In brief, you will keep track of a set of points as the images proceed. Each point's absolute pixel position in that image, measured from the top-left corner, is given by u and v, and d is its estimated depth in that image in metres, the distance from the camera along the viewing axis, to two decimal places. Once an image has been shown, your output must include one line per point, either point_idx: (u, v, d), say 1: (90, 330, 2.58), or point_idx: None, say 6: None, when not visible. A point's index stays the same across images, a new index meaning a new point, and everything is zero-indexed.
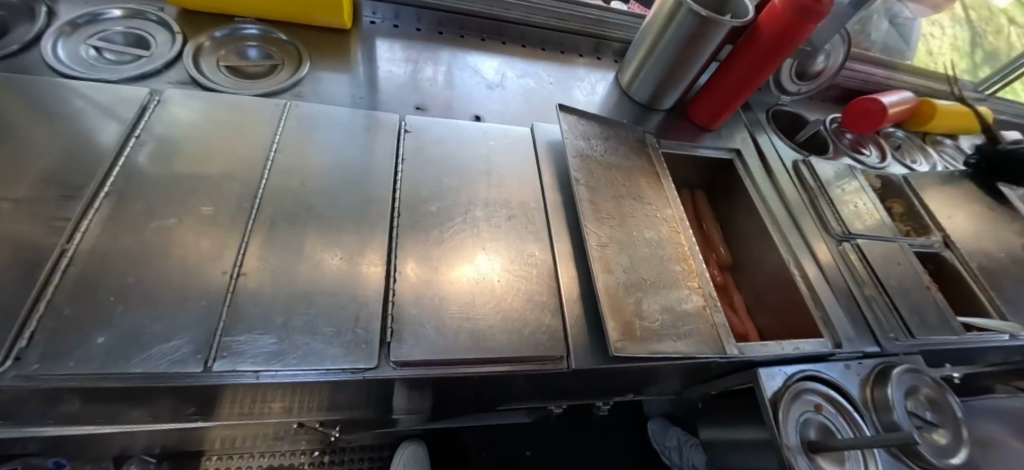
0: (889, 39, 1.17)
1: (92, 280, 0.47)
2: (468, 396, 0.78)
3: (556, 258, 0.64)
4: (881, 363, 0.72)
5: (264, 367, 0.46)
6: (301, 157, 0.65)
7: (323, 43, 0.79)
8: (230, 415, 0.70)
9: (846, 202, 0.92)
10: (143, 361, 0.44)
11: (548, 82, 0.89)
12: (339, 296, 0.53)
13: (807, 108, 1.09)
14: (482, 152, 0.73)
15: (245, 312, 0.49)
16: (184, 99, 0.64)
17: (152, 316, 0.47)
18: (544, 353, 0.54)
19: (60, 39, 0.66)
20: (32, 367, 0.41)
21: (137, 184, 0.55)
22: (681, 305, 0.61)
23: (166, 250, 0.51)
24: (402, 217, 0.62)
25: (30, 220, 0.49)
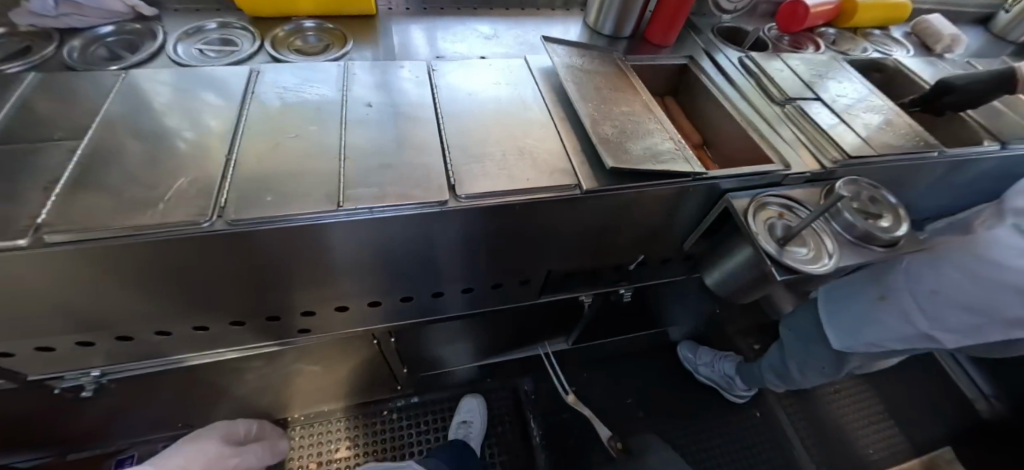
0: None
1: (251, 170, 0.71)
2: (514, 273, 1.00)
3: (561, 132, 0.85)
4: (826, 183, 0.94)
5: (377, 205, 0.69)
6: (364, 92, 0.87)
7: (358, 26, 1.04)
8: (337, 302, 0.92)
9: (786, 80, 1.13)
10: (299, 207, 0.67)
11: (532, 30, 1.12)
12: (413, 165, 0.76)
13: (748, 21, 1.31)
14: (494, 78, 0.95)
15: (353, 179, 0.72)
16: (273, 69, 0.89)
17: (295, 185, 0.70)
18: (562, 183, 0.77)
19: (177, 46, 0.91)
20: (232, 215, 0.64)
21: (260, 119, 0.79)
22: (656, 146, 0.83)
23: (290, 151, 0.75)
24: (445, 118, 0.84)
25: (203, 146, 0.74)
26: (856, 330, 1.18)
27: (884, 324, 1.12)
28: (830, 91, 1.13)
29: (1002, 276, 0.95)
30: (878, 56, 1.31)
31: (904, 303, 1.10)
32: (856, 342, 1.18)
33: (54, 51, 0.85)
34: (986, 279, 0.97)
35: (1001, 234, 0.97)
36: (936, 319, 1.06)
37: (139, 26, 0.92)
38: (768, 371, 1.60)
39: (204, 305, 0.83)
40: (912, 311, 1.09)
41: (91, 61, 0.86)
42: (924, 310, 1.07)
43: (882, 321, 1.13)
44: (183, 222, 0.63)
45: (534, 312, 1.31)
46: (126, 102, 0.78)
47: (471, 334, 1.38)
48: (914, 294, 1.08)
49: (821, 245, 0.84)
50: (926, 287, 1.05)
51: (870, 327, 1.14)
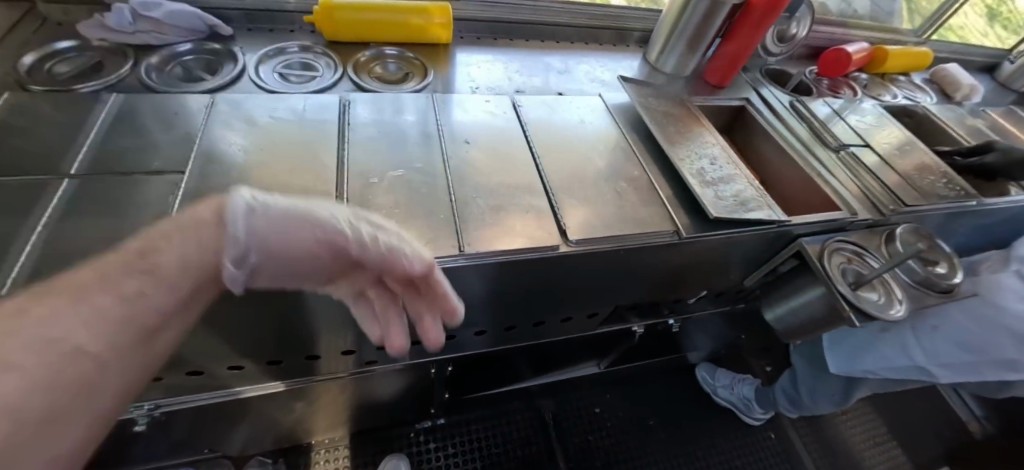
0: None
1: (365, 210, 0.70)
2: (587, 306, 1.01)
3: (651, 175, 0.87)
4: (885, 228, 0.99)
5: (498, 251, 0.69)
6: (460, 128, 0.88)
7: (433, 54, 1.02)
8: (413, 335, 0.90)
9: (834, 125, 1.20)
10: (422, 252, 0.66)
11: (600, 66, 1.14)
12: (520, 207, 0.76)
13: (790, 64, 1.37)
14: (578, 116, 0.97)
15: (468, 223, 0.72)
16: (363, 101, 0.87)
17: (414, 228, 0.69)
18: (663, 229, 0.78)
19: (260, 68, 0.88)
20: (357, 261, 0.63)
21: (363, 155, 0.78)
22: (743, 193, 0.86)
23: (401, 191, 0.74)
24: (542, 158, 0.86)
25: (310, 184, 0.71)
26: (852, 357, 1.18)
27: (884, 354, 1.13)
28: (873, 138, 1.20)
29: (1002, 319, 1.04)
30: (908, 102, 1.40)
31: (904, 337, 1.13)
32: (851, 370, 1.18)
33: (132, 71, 0.80)
34: (983, 320, 1.06)
35: (1007, 278, 1.08)
36: (931, 353, 1.10)
37: (219, 46, 0.89)
38: (778, 393, 1.63)
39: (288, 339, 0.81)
40: (911, 344, 1.12)
41: (171, 83, 0.82)
42: (923, 343, 1.10)
43: (880, 352, 1.14)
44: None
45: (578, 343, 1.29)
46: (221, 130, 0.75)
47: (518, 359, 1.37)
48: (915, 328, 1.13)
49: (891, 291, 0.88)
50: (929, 321, 1.11)
51: (870, 355, 1.15)
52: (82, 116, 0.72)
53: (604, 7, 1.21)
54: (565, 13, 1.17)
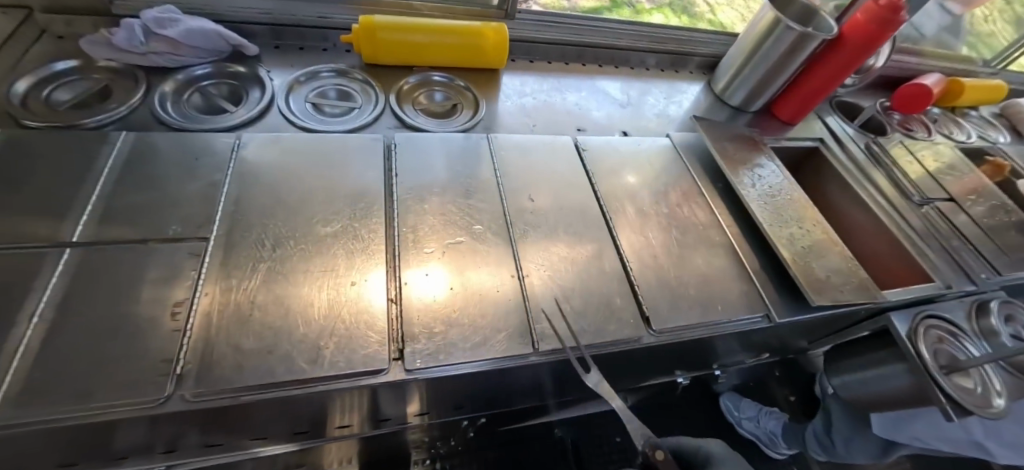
0: (937, 25, 1.31)
1: (419, 291, 0.57)
2: (646, 372, 0.90)
3: (734, 240, 0.76)
4: (977, 299, 0.89)
5: (574, 344, 0.57)
6: (518, 177, 0.75)
7: (482, 82, 0.90)
8: (454, 402, 0.81)
9: (914, 172, 1.08)
10: (487, 348, 0.55)
11: (662, 97, 1.02)
12: (594, 284, 0.64)
13: (861, 96, 1.25)
14: (644, 160, 0.85)
15: (540, 306, 0.60)
16: (409, 140, 0.75)
17: (472, 312, 0.57)
18: (754, 313, 0.68)
19: (290, 97, 0.76)
20: (414, 364, 0.51)
21: (410, 212, 0.65)
22: (836, 266, 0.76)
23: (459, 263, 0.61)
24: (611, 217, 0.73)
25: (350, 250, 0.59)
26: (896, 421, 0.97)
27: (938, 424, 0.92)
28: (957, 187, 1.08)
29: None
30: (983, 143, 1.28)
31: None
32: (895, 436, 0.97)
33: (144, 102, 0.69)
34: None
35: None
36: (996, 429, 0.90)
37: (243, 70, 0.77)
38: (810, 436, 1.54)
39: (315, 418, 0.70)
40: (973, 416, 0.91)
41: (189, 116, 0.71)
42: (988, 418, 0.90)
43: (933, 420, 0.94)
44: (362, 368, 0.50)
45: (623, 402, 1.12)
46: (252, 178, 0.65)
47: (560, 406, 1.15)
48: None
49: (987, 381, 0.79)
50: None
51: (920, 422, 0.94)
52: (87, 158, 0.61)
53: (668, 29, 1.08)
54: (626, 34, 1.05)
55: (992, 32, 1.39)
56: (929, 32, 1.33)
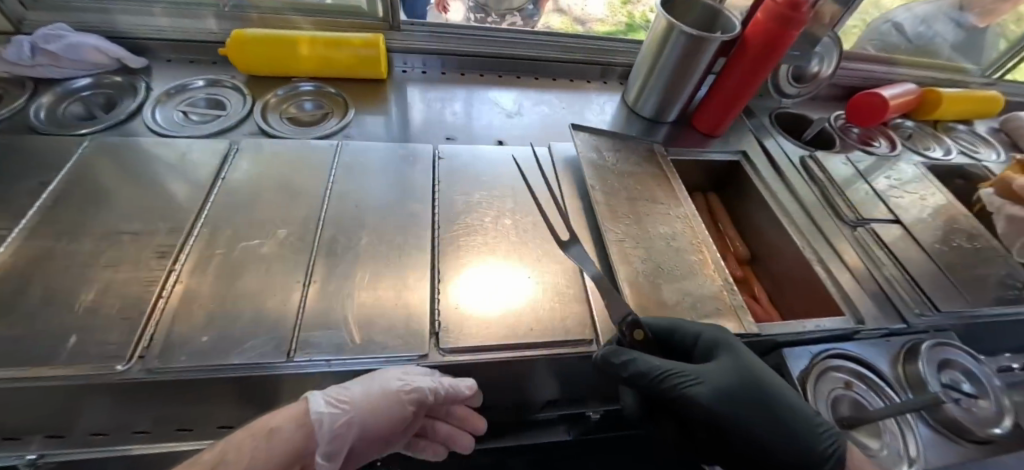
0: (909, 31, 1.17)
1: (191, 294, 0.57)
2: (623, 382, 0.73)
3: (581, 254, 0.69)
4: (908, 340, 0.74)
5: (335, 356, 0.54)
6: (354, 185, 0.73)
7: (362, 91, 0.90)
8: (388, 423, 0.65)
9: (857, 191, 0.95)
10: (239, 354, 0.53)
11: (562, 107, 0.98)
12: (391, 293, 0.60)
13: (811, 108, 1.14)
14: (507, 169, 0.79)
15: (315, 314, 0.57)
16: (254, 147, 0.76)
17: (239, 316, 0.56)
18: (575, 336, 0.60)
19: (157, 107, 0.80)
20: (152, 363, 0.51)
21: (221, 215, 0.65)
22: (700, 290, 0.67)
23: (246, 267, 0.60)
24: (441, 228, 0.69)
25: (141, 248, 0.60)
26: None
27: None
28: (906, 209, 0.94)
29: None
30: (964, 161, 1.11)
31: None
32: None
33: (18, 108, 0.74)
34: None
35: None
36: None
37: (120, 80, 0.83)
38: None
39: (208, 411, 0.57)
40: None
41: (61, 123, 0.76)
42: None
43: None
44: (94, 368, 0.49)
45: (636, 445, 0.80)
46: (82, 180, 0.67)
47: None
48: None
49: (899, 441, 0.65)
50: None
51: None
52: None
53: (578, 38, 1.05)
54: (529, 44, 1.02)
55: (980, 39, 1.24)
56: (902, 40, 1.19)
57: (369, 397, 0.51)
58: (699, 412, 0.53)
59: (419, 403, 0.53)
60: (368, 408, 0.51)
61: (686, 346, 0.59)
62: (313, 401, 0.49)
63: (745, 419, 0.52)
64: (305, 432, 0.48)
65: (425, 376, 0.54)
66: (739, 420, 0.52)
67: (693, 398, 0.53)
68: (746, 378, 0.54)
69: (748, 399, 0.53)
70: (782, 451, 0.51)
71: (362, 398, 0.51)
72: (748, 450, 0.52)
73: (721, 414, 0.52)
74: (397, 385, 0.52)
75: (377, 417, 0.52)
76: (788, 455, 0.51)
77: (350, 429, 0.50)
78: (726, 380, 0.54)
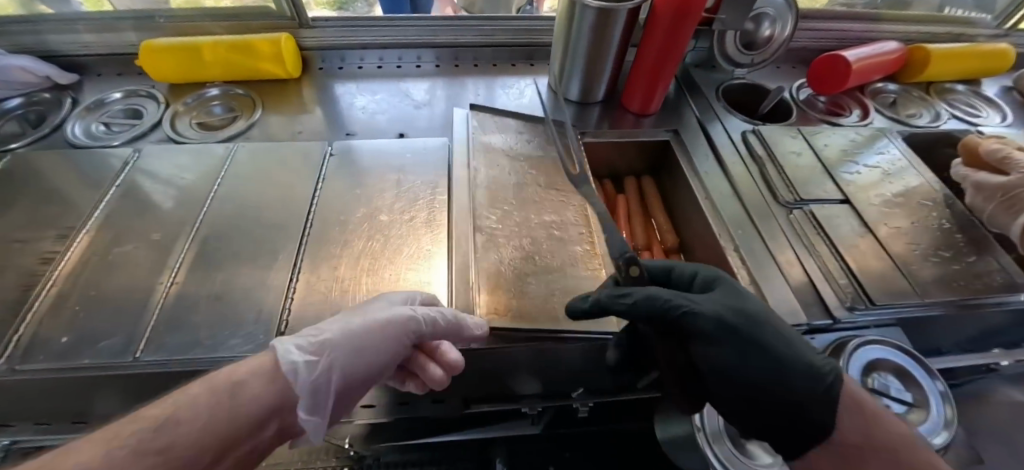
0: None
1: (64, 297, 0.60)
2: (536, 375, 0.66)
3: (456, 248, 0.67)
4: (836, 338, 0.66)
5: (177, 356, 0.55)
6: (242, 186, 0.74)
7: (273, 92, 0.91)
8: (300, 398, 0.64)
9: (803, 168, 0.85)
10: (91, 354, 0.55)
11: (478, 94, 0.94)
12: (250, 293, 0.61)
13: (769, 77, 1.02)
14: (397, 164, 0.78)
15: (169, 315, 0.58)
16: (156, 153, 0.79)
17: (101, 319, 0.58)
18: None
19: (77, 120, 0.85)
20: (12, 363, 0.54)
21: (109, 220, 0.69)
22: (574, 284, 0.62)
23: (120, 270, 0.63)
24: (315, 226, 0.69)
25: (30, 254, 0.64)
26: None
27: None
28: (863, 188, 0.82)
29: None
30: (955, 127, 0.96)
31: None
32: None
33: None
34: None
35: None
36: None
37: (50, 96, 0.88)
38: None
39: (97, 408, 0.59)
40: None
41: None
42: None
43: None
44: None
45: (608, 417, 0.77)
46: None
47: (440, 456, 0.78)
48: None
49: None
50: None
51: None
52: None
53: (497, 20, 1.00)
54: (447, 30, 0.99)
55: None
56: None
57: (366, 335, 0.49)
58: (710, 332, 0.46)
59: (413, 338, 0.52)
60: (359, 349, 0.48)
61: (684, 283, 0.56)
62: (282, 343, 0.44)
63: (757, 343, 0.46)
64: (274, 381, 0.42)
65: (414, 309, 0.53)
66: (748, 343, 0.46)
67: (702, 323, 0.46)
68: (750, 304, 0.49)
69: (756, 325, 0.47)
70: (795, 380, 0.45)
71: (354, 336, 0.48)
72: (758, 378, 0.46)
73: (733, 335, 0.46)
74: (390, 315, 0.51)
75: (361, 361, 0.48)
76: (799, 379, 0.45)
77: (332, 372, 0.46)
78: (731, 301, 0.49)
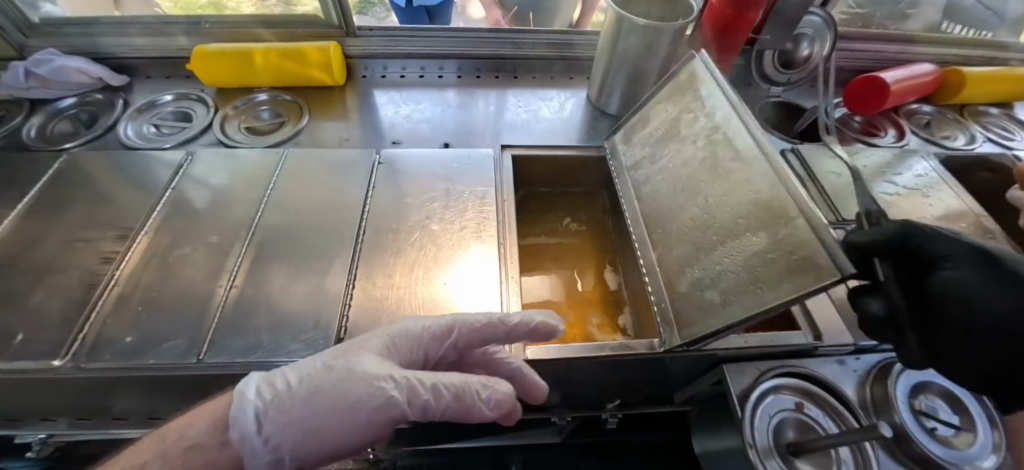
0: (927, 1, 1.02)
1: (126, 297, 0.61)
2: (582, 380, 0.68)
3: (506, 261, 0.69)
4: (883, 359, 0.67)
5: (240, 359, 0.56)
6: (295, 191, 0.75)
7: (318, 98, 0.93)
8: None
9: (841, 188, 0.85)
10: (156, 354, 0.56)
11: (519, 106, 0.96)
12: (310, 300, 0.62)
13: (805, 95, 1.03)
14: (445, 173, 0.79)
15: (232, 317, 0.60)
16: (208, 157, 0.80)
17: (162, 321, 0.59)
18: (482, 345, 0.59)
19: (130, 121, 0.87)
20: (81, 360, 0.55)
21: (166, 223, 0.70)
22: None
23: (179, 272, 0.64)
24: (368, 234, 0.70)
25: (92, 253, 0.66)
26: None
27: None
28: (902, 208, 0.83)
29: None
30: (991, 150, 0.96)
31: None
32: None
33: (14, 127, 0.84)
34: None
35: None
36: None
37: (102, 97, 0.90)
38: None
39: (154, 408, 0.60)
40: None
41: (50, 138, 0.85)
42: None
43: None
44: (31, 363, 0.55)
45: (639, 425, 0.82)
46: (54, 190, 0.74)
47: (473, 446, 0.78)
48: None
49: None
50: None
51: None
52: None
53: (537, 32, 1.01)
54: (489, 42, 1.00)
55: None
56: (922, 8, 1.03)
57: (329, 418, 0.42)
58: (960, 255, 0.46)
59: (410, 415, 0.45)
60: (314, 431, 0.41)
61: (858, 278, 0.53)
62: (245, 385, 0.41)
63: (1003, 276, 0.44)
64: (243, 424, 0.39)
65: (419, 380, 0.45)
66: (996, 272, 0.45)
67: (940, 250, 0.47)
68: None
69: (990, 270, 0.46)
70: None
71: (315, 415, 0.41)
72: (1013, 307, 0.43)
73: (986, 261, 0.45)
74: (371, 397, 0.43)
75: (322, 427, 0.42)
76: None
77: (285, 431, 0.40)
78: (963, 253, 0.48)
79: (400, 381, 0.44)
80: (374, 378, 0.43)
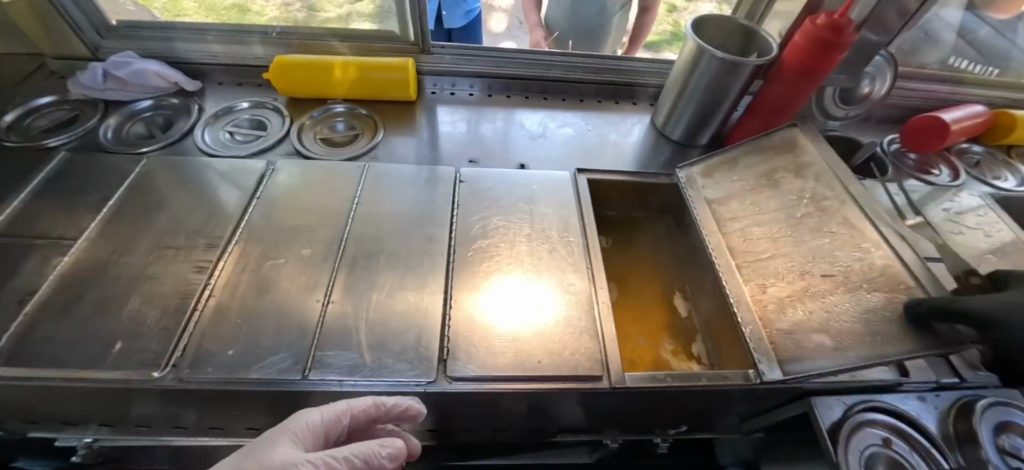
0: (985, 43, 1.05)
1: (224, 309, 0.61)
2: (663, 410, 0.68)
3: (596, 286, 0.69)
4: (962, 397, 0.69)
5: (346, 377, 0.55)
6: (379, 206, 0.76)
7: (391, 113, 0.94)
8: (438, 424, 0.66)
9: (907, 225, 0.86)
10: (259, 369, 0.55)
11: (587, 129, 0.98)
12: (408, 318, 0.62)
13: (861, 131, 1.06)
14: (526, 194, 0.80)
15: (333, 333, 0.59)
16: (289, 168, 0.80)
17: (261, 335, 0.59)
18: (582, 372, 0.59)
19: (207, 127, 0.87)
20: (183, 372, 0.54)
21: (255, 234, 0.70)
22: None
23: (274, 285, 0.64)
24: (458, 253, 0.70)
25: (184, 261, 0.66)
26: None
27: None
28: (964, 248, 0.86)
29: None
30: None
31: None
32: None
33: (91, 128, 0.84)
34: None
35: None
36: None
37: (177, 101, 0.91)
38: None
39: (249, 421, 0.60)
40: None
41: (125, 141, 0.84)
42: None
43: None
44: (131, 374, 0.54)
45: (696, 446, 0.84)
46: (138, 194, 0.74)
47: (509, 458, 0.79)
48: None
49: None
50: None
51: None
52: (29, 172, 0.76)
53: (604, 58, 1.04)
54: (556, 65, 1.02)
55: None
56: (979, 48, 1.05)
57: None
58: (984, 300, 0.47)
59: None
60: None
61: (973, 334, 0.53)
62: None
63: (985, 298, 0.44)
64: None
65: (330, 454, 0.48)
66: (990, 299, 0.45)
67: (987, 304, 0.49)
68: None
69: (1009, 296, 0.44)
70: None
71: None
72: None
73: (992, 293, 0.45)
74: None
75: None
76: None
77: None
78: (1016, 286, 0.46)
79: (316, 459, 0.46)
80: (290, 464, 0.44)
